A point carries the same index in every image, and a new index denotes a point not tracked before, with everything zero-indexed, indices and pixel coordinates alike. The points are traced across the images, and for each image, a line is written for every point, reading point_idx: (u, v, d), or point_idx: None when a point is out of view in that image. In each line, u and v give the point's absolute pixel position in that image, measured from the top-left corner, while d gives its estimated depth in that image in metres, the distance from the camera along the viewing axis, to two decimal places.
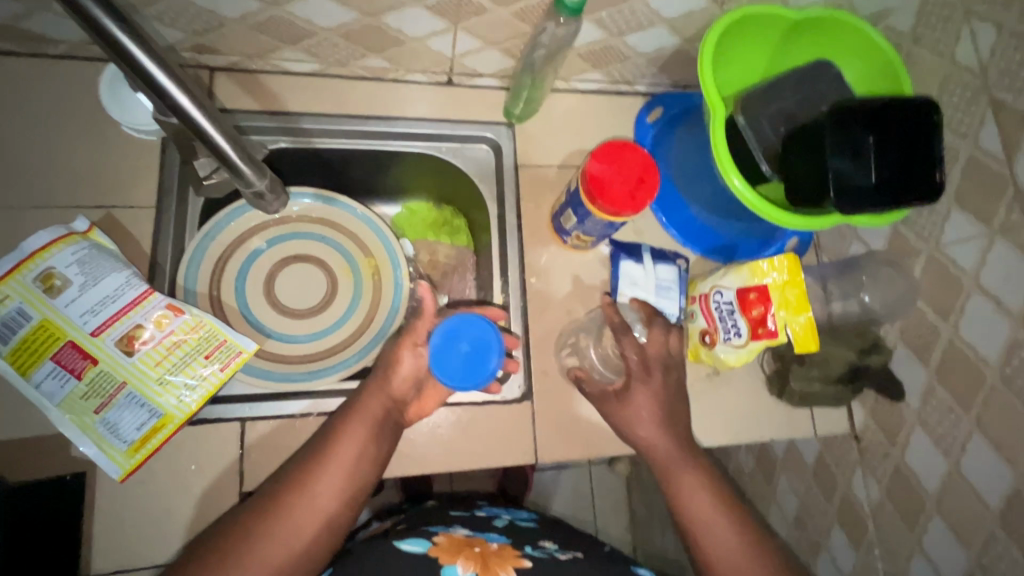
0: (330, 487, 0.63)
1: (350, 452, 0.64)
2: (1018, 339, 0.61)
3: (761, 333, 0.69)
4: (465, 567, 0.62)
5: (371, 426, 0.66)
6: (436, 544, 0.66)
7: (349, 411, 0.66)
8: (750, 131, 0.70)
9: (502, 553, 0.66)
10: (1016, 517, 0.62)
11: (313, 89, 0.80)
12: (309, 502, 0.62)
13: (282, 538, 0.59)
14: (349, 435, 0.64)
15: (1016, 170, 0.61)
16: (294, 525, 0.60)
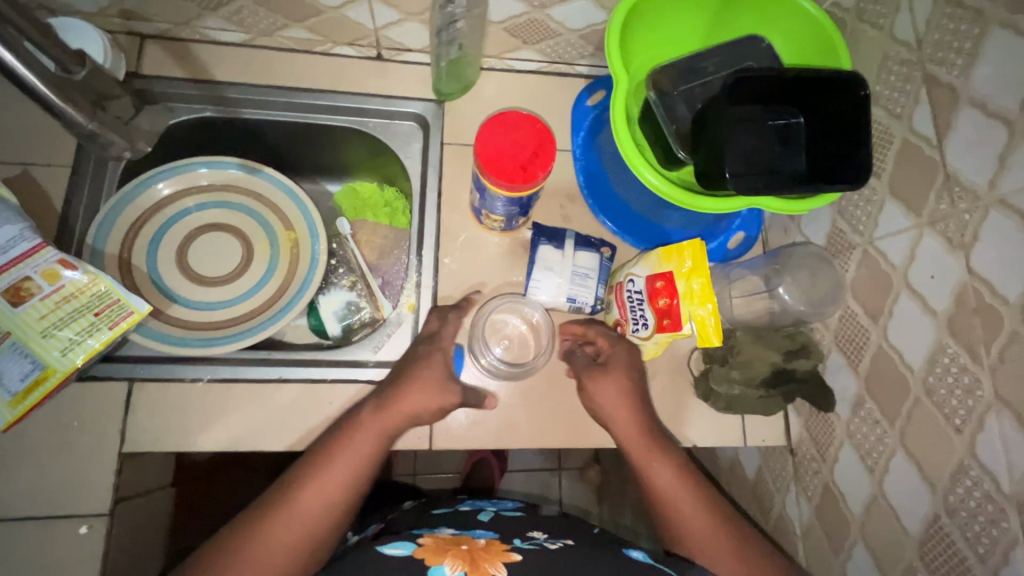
0: (326, 498, 0.60)
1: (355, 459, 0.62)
2: (941, 345, 0.54)
3: (666, 324, 0.65)
4: (455, 565, 0.54)
5: (381, 436, 0.64)
6: (422, 546, 0.58)
7: (365, 418, 0.64)
8: (659, 108, 0.65)
9: (490, 548, 0.59)
10: (934, 548, 0.54)
11: (242, 59, 0.81)
12: (309, 511, 0.59)
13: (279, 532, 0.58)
14: (360, 443, 0.63)
15: (946, 153, 0.54)
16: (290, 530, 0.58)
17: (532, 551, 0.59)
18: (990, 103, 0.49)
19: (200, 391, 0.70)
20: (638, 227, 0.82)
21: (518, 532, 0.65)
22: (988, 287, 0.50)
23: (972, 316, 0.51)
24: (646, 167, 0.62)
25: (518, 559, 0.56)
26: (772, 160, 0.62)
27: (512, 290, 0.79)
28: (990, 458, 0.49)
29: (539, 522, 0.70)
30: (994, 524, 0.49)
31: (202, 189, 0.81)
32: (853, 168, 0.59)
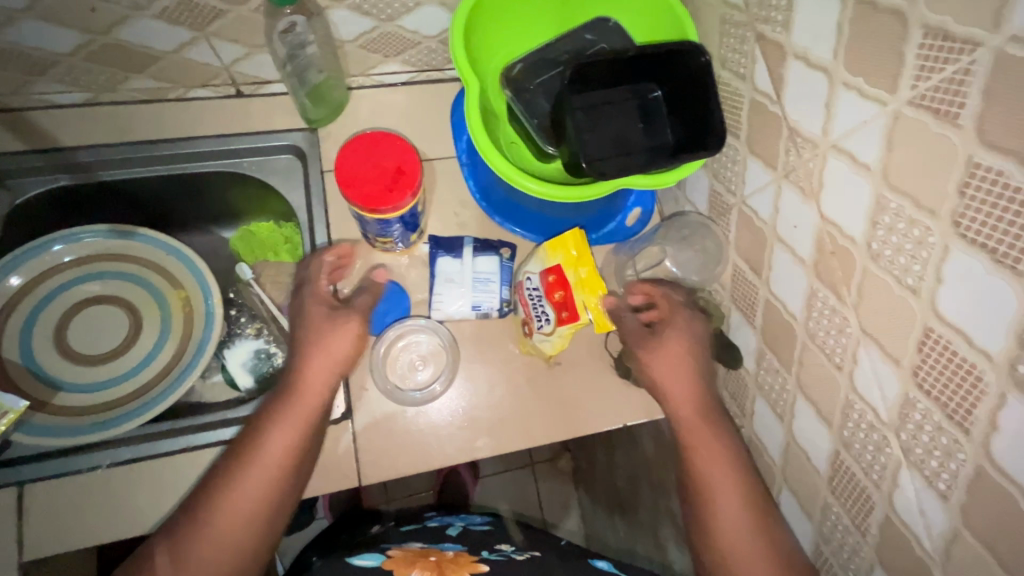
0: (256, 492, 0.60)
1: (273, 454, 0.61)
2: (813, 289, 0.56)
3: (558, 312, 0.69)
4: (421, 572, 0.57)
5: (307, 423, 0.64)
6: (390, 558, 0.61)
7: (273, 412, 0.64)
8: (518, 106, 0.66)
9: (458, 558, 0.61)
10: (841, 482, 0.57)
11: (89, 120, 0.76)
12: (237, 503, 0.59)
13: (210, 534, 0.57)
14: (273, 438, 0.62)
15: (785, 107, 0.56)
16: (206, 550, 0.57)
17: (499, 561, 0.61)
18: (810, 54, 0.51)
19: (101, 479, 0.66)
20: (534, 221, 0.81)
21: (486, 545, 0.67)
22: (839, 229, 0.52)
23: (832, 259, 0.53)
24: (525, 178, 0.63)
25: (485, 568, 0.59)
26: (618, 144, 0.62)
27: (419, 308, 0.78)
28: (868, 390, 0.51)
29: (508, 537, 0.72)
30: (881, 451, 0.51)
31: (68, 266, 0.77)
32: (709, 135, 0.60)
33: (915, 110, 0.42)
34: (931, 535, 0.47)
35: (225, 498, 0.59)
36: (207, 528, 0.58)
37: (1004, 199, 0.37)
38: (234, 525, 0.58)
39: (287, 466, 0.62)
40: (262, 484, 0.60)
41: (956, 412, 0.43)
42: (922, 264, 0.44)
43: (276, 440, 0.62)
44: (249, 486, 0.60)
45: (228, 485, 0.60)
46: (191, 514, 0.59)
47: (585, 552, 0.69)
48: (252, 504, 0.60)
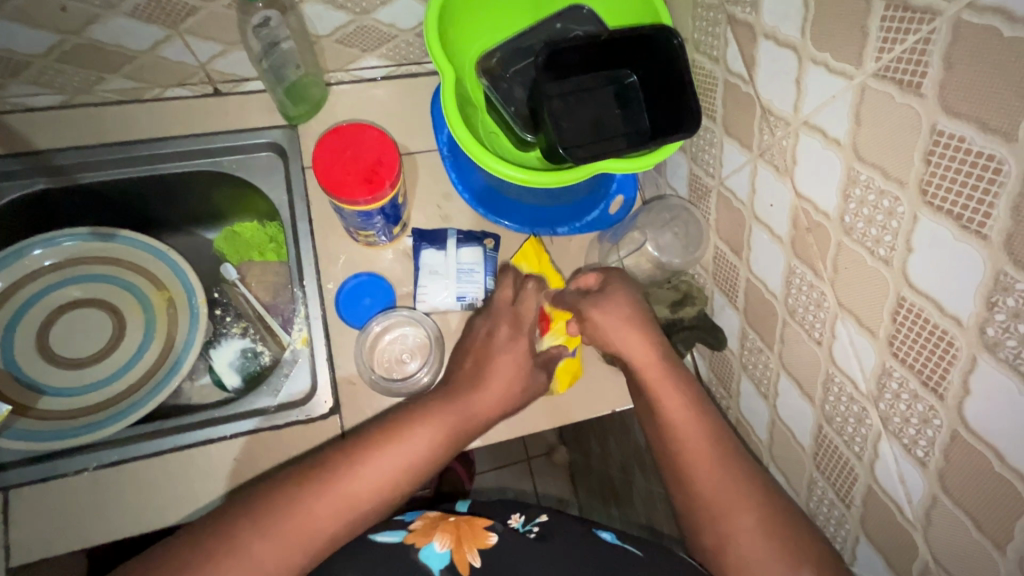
0: (355, 499, 0.57)
1: (384, 464, 0.59)
2: (791, 267, 0.57)
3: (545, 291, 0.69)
4: (443, 542, 0.57)
5: (445, 430, 0.63)
6: (411, 530, 0.59)
7: (442, 406, 0.64)
8: (494, 93, 0.66)
9: (473, 520, 0.60)
10: (825, 456, 0.58)
11: (65, 122, 0.75)
12: (330, 506, 0.56)
13: (290, 530, 0.54)
14: (411, 438, 0.61)
15: (757, 87, 0.56)
16: (283, 539, 0.53)
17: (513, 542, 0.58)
18: (778, 33, 0.52)
19: (87, 482, 0.66)
20: (516, 211, 0.82)
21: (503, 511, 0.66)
22: (813, 205, 0.52)
23: (807, 235, 0.54)
24: (507, 167, 0.63)
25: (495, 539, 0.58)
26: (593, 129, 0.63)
27: (404, 301, 0.78)
28: (846, 362, 0.52)
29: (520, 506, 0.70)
30: (861, 423, 0.52)
31: (46, 271, 0.76)
32: (687, 117, 0.61)
33: (880, 81, 0.43)
34: (912, 502, 0.48)
35: (325, 493, 0.56)
36: (296, 520, 0.54)
37: (967, 164, 0.37)
38: (315, 527, 0.55)
39: (396, 485, 0.59)
40: (366, 494, 0.58)
41: (930, 379, 0.44)
42: (893, 235, 0.44)
43: (395, 456, 0.60)
44: (354, 493, 0.57)
45: (336, 482, 0.57)
46: (272, 503, 0.55)
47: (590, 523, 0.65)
48: (345, 507, 0.56)
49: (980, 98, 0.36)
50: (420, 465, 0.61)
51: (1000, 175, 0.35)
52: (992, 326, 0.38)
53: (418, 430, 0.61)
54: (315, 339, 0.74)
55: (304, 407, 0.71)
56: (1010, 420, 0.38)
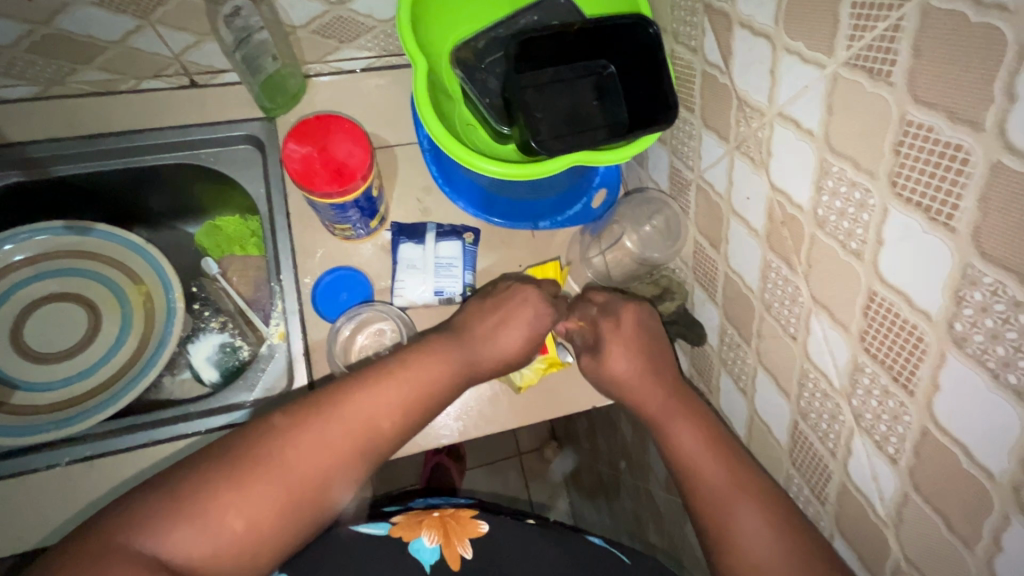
0: (376, 423, 0.56)
1: (400, 394, 0.59)
2: (767, 261, 0.56)
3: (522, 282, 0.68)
4: (432, 535, 0.57)
5: (454, 365, 0.63)
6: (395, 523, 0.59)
7: (450, 344, 0.65)
8: (468, 84, 0.65)
9: (459, 514, 0.61)
10: (801, 453, 0.57)
11: (38, 114, 0.74)
12: (354, 428, 0.55)
13: (319, 446, 0.52)
14: (424, 366, 0.61)
15: (734, 77, 0.55)
16: (314, 460, 0.52)
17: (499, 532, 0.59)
18: (753, 21, 0.50)
19: (60, 476, 0.65)
20: (496, 204, 0.81)
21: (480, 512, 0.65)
22: (788, 198, 0.51)
23: (782, 229, 0.53)
24: (484, 160, 0.62)
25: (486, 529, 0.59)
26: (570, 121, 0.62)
27: (382, 296, 0.77)
28: (820, 358, 0.51)
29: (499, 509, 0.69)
30: (835, 419, 0.51)
31: (20, 265, 0.76)
32: (661, 105, 0.60)
33: (851, 70, 0.42)
34: (883, 500, 0.47)
35: (348, 423, 0.55)
36: (326, 437, 0.53)
37: (935, 154, 0.36)
38: (342, 447, 0.54)
39: (411, 420, 0.59)
40: (384, 427, 0.57)
41: (900, 374, 0.43)
42: (864, 228, 0.43)
43: (410, 389, 0.59)
44: (373, 426, 0.56)
45: (355, 412, 0.55)
46: (297, 420, 0.53)
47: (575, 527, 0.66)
48: (372, 430, 0.56)
49: (948, 85, 0.35)
50: (432, 394, 0.61)
51: (967, 165, 0.34)
52: (960, 321, 0.37)
53: (429, 365, 0.62)
54: (292, 334, 0.73)
55: (279, 403, 0.71)
56: (976, 416, 0.37)
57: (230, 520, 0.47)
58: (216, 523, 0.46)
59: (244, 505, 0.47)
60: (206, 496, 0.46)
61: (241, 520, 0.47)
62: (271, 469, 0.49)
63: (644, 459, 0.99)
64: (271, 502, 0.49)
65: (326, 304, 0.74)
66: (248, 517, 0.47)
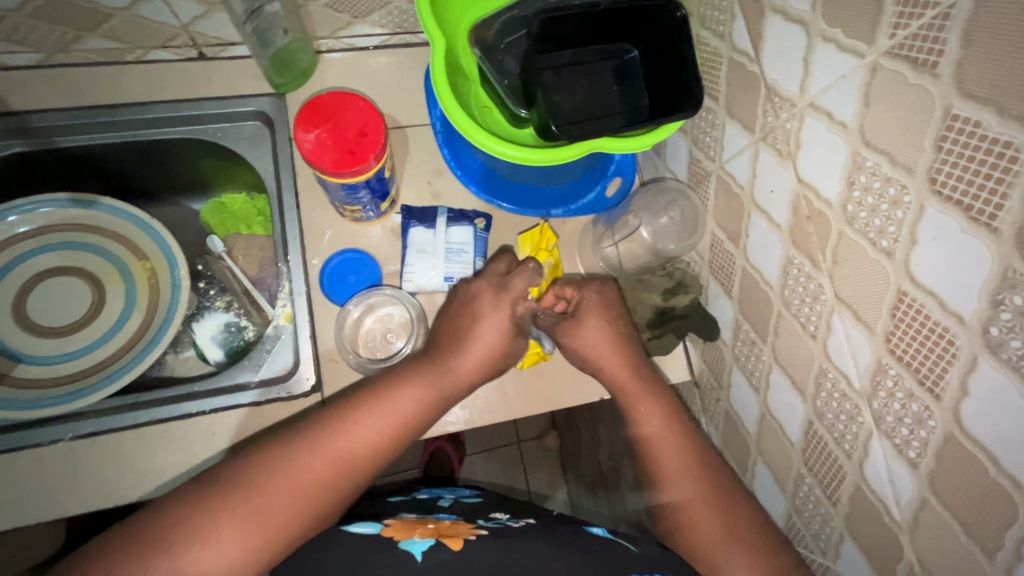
0: (345, 459, 0.56)
1: (371, 427, 0.58)
2: (789, 257, 0.54)
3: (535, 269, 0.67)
4: (424, 535, 0.54)
5: (429, 389, 0.62)
6: (388, 525, 0.56)
7: (423, 366, 0.63)
8: (486, 65, 0.62)
9: (456, 524, 0.57)
10: (814, 453, 0.56)
11: (42, 82, 0.72)
12: (323, 464, 0.55)
13: (286, 484, 0.52)
14: (396, 396, 0.60)
15: (763, 66, 0.53)
16: (279, 497, 0.52)
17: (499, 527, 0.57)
18: (788, 7, 0.48)
19: (61, 452, 0.64)
20: (509, 190, 0.79)
21: (480, 514, 0.62)
22: (815, 193, 0.50)
23: (807, 225, 0.51)
24: (499, 143, 0.60)
25: (486, 531, 0.55)
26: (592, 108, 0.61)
27: (390, 280, 0.76)
28: (841, 359, 0.50)
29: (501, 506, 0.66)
30: (853, 420, 0.50)
31: (24, 237, 0.75)
32: (684, 97, 0.58)
33: (893, 60, 0.40)
34: (900, 504, 0.47)
35: (319, 451, 0.55)
36: (293, 475, 0.53)
37: (981, 151, 0.35)
38: (310, 485, 0.54)
39: (387, 446, 0.59)
40: (359, 453, 0.57)
41: (927, 378, 0.42)
42: (897, 226, 0.42)
43: (385, 414, 0.59)
44: (342, 455, 0.56)
45: (326, 439, 0.56)
46: (265, 465, 0.53)
47: (579, 522, 0.63)
48: (340, 463, 0.56)
49: (1000, 80, 0.33)
50: (406, 423, 0.60)
51: (1017, 164, 0.33)
52: (996, 325, 0.36)
53: (400, 388, 0.61)
54: (298, 316, 0.72)
55: (285, 384, 0.70)
56: (1006, 423, 0.36)
57: (201, 553, 0.47)
58: (188, 560, 0.46)
59: (206, 547, 0.47)
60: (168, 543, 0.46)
61: (217, 554, 0.47)
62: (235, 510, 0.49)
63: None
64: (244, 538, 0.49)
65: (332, 287, 0.73)
66: (217, 553, 0.47)
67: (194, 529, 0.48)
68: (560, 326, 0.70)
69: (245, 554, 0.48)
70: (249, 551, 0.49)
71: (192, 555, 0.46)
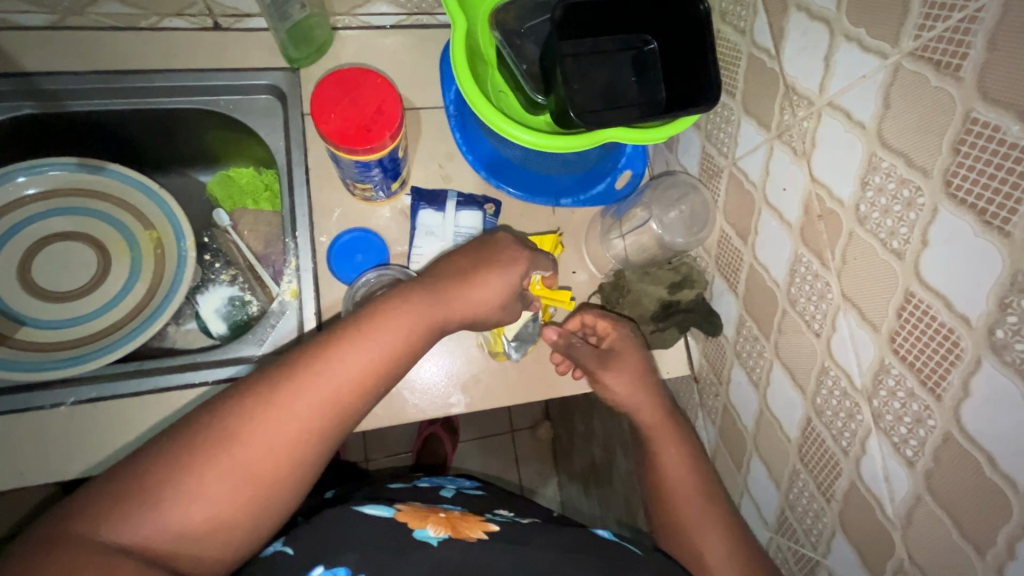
0: (337, 397, 0.51)
1: (364, 363, 0.53)
2: (798, 255, 0.55)
3: (542, 256, 0.67)
4: (438, 528, 0.53)
5: (429, 326, 0.57)
6: (400, 510, 0.56)
7: (423, 301, 0.58)
8: (506, 49, 0.62)
9: (466, 518, 0.57)
10: (811, 449, 0.57)
11: (55, 44, 0.72)
12: (312, 402, 0.50)
13: (272, 429, 0.48)
14: (391, 329, 0.55)
15: (783, 63, 0.53)
16: (266, 443, 0.47)
17: (508, 523, 0.58)
18: (812, 4, 0.49)
19: (64, 416, 0.65)
20: (520, 178, 0.79)
21: (485, 508, 0.63)
22: (828, 192, 0.50)
23: (818, 223, 0.52)
24: (516, 128, 0.61)
25: (496, 529, 0.55)
26: (612, 94, 0.61)
27: (397, 261, 0.76)
28: (844, 357, 0.51)
29: (503, 501, 0.67)
30: (852, 418, 0.51)
31: (31, 200, 0.74)
32: (703, 90, 0.58)
33: (915, 62, 0.40)
34: (894, 501, 0.48)
35: (302, 392, 0.50)
36: (279, 417, 0.48)
37: (996, 155, 0.35)
38: (302, 426, 0.49)
39: (377, 384, 0.54)
40: (349, 391, 0.52)
41: (929, 378, 0.42)
42: (909, 227, 0.42)
43: (374, 350, 0.54)
44: (333, 396, 0.51)
45: (310, 379, 0.50)
46: (247, 409, 0.48)
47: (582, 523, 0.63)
48: (332, 401, 0.51)
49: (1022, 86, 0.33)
50: (404, 357, 0.56)
51: None
52: (1002, 328, 0.36)
53: (396, 326, 0.55)
54: (304, 292, 0.73)
55: None
56: (1005, 425, 0.37)
57: (187, 508, 0.44)
58: (179, 513, 0.44)
59: (194, 500, 0.44)
60: (149, 502, 0.43)
61: (208, 508, 0.45)
62: (220, 461, 0.46)
63: None
64: (236, 489, 0.46)
65: (337, 264, 0.73)
66: (209, 505, 0.45)
67: (175, 483, 0.44)
68: (599, 357, 0.69)
69: (236, 507, 0.46)
70: (238, 502, 0.46)
71: (181, 506, 0.44)
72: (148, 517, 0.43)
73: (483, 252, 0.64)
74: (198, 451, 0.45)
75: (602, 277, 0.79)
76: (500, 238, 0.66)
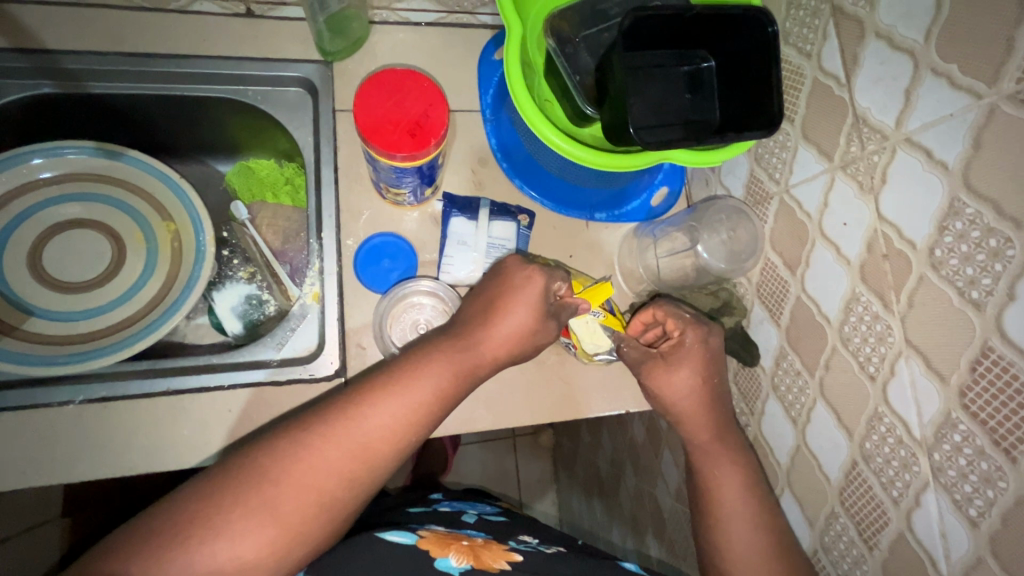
0: (367, 446, 0.51)
1: (394, 412, 0.53)
2: (856, 293, 0.52)
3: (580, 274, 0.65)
4: (460, 557, 0.51)
5: (459, 372, 0.57)
6: (423, 536, 0.54)
7: (452, 347, 0.58)
8: (561, 59, 0.59)
9: (490, 545, 0.55)
10: (853, 493, 0.55)
11: (79, 22, 0.68)
12: (343, 450, 0.50)
13: (302, 476, 0.48)
14: (421, 376, 0.55)
15: (855, 92, 0.51)
16: (295, 489, 0.48)
17: (531, 552, 0.55)
18: (895, 34, 0.46)
19: (71, 415, 0.61)
20: (555, 189, 0.77)
21: (509, 535, 0.60)
22: (897, 231, 0.48)
23: (882, 263, 0.49)
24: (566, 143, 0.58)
25: (521, 559, 0.53)
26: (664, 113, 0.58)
27: (424, 268, 0.73)
28: (902, 405, 0.48)
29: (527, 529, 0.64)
30: (906, 468, 0.49)
31: (45, 183, 0.71)
32: (760, 113, 0.55)
33: (1016, 107, 0.38)
34: (949, 559, 0.46)
35: (333, 437, 0.50)
36: (310, 464, 0.49)
37: None
38: (332, 472, 0.49)
39: (406, 433, 0.53)
40: (378, 440, 0.52)
41: (1003, 439, 0.40)
42: (992, 278, 0.40)
43: (401, 397, 0.53)
44: (362, 445, 0.51)
45: (342, 426, 0.51)
46: (280, 454, 0.49)
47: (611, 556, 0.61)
48: (362, 450, 0.51)
49: None
50: (434, 405, 0.55)
51: None
52: None
53: (426, 372, 0.55)
54: (327, 296, 0.70)
55: (307, 366, 0.67)
56: None
57: (214, 548, 0.44)
58: (209, 552, 0.44)
59: (220, 540, 0.44)
60: (179, 539, 0.44)
61: (234, 548, 0.45)
62: (250, 503, 0.46)
63: (653, 465, 0.97)
64: (262, 532, 0.46)
65: (364, 268, 0.70)
66: (235, 547, 0.45)
67: (206, 520, 0.45)
68: (653, 363, 0.66)
69: (263, 550, 0.46)
70: (265, 546, 0.46)
71: (209, 543, 0.44)
72: (177, 556, 0.43)
73: (502, 278, 0.62)
74: (230, 491, 0.46)
75: (634, 297, 0.77)
76: (508, 264, 0.63)
